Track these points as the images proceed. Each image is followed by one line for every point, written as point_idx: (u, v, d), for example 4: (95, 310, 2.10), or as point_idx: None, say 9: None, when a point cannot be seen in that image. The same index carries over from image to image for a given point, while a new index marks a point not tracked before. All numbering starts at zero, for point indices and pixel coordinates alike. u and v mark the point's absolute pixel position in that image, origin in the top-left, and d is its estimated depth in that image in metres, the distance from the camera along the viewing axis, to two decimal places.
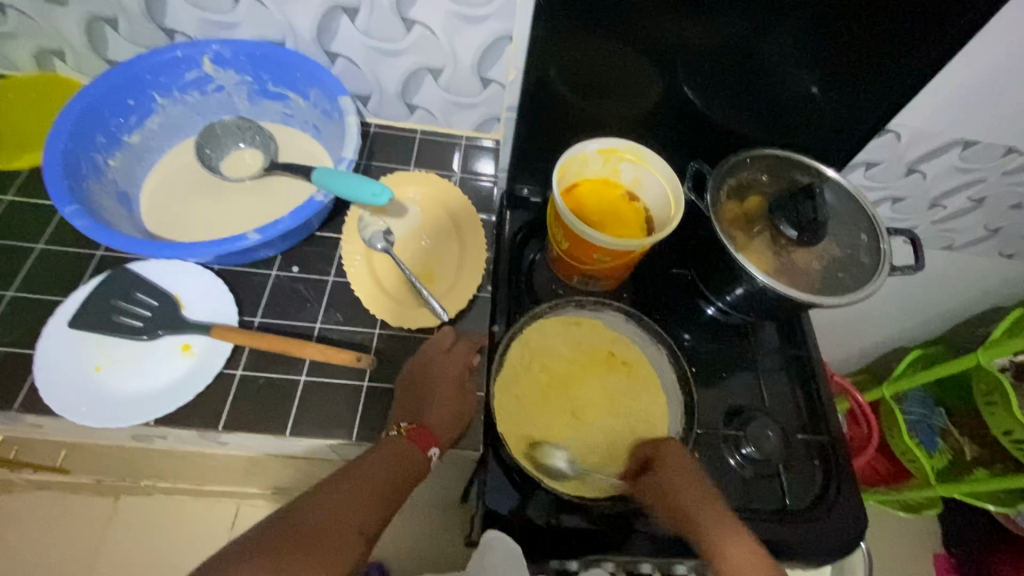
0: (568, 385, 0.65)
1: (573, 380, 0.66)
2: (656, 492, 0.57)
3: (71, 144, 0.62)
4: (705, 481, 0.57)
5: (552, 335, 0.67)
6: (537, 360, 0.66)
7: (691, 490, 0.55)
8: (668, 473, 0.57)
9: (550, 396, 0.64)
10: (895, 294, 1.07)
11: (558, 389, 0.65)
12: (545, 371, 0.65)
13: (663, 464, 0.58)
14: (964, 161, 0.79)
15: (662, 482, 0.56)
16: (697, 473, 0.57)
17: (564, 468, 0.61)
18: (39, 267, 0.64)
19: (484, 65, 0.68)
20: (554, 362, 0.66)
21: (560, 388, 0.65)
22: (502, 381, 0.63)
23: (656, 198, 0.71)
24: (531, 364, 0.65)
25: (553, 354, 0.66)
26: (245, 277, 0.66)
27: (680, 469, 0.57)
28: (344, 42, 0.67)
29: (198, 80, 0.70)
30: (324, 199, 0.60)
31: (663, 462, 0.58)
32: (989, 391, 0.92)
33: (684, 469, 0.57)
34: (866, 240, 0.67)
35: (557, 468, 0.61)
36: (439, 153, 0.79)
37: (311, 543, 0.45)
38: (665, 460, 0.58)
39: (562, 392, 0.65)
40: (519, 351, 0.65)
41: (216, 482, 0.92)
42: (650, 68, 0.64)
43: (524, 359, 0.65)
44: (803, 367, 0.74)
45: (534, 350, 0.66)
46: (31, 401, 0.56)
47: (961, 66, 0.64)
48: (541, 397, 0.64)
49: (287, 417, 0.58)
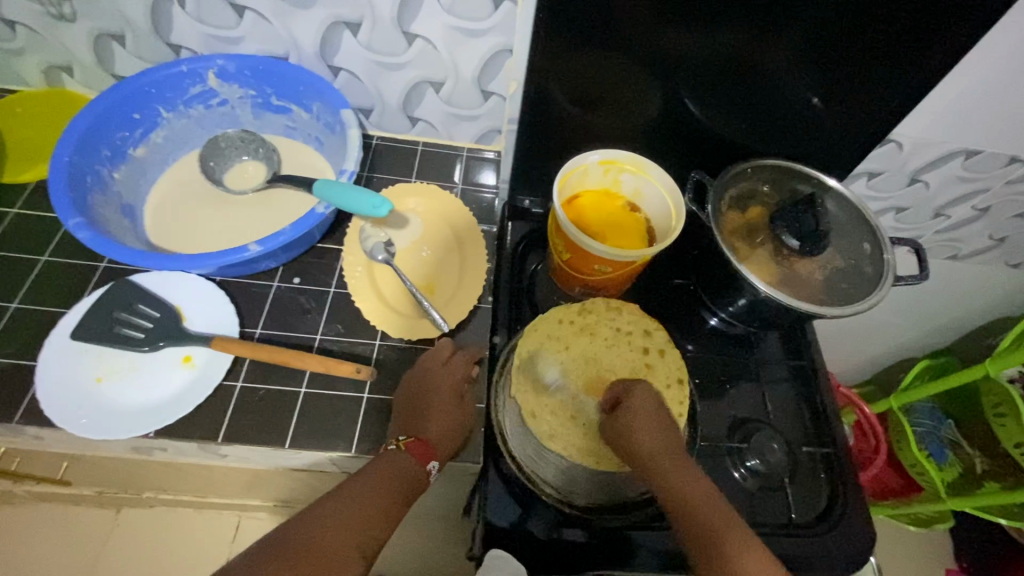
0: (609, 352, 0.60)
1: (615, 350, 0.60)
2: (618, 429, 0.54)
3: (76, 157, 0.62)
4: (660, 422, 0.54)
5: (578, 315, 0.66)
6: (586, 325, 0.61)
7: (641, 430, 0.53)
8: (629, 417, 0.54)
9: (592, 364, 0.59)
10: (900, 303, 1.06)
11: None
12: (591, 337, 0.60)
13: (625, 406, 0.54)
14: (967, 170, 0.79)
15: (624, 422, 0.53)
16: (647, 419, 0.54)
17: (602, 465, 0.59)
18: (42, 279, 0.64)
19: (484, 78, 0.69)
20: (601, 329, 0.61)
21: (601, 354, 0.60)
22: (508, 366, 0.63)
23: (656, 207, 0.71)
24: (564, 328, 0.65)
25: (591, 328, 0.65)
26: (245, 289, 0.66)
27: (643, 413, 0.54)
28: (347, 56, 0.68)
29: (202, 94, 0.71)
30: (325, 211, 0.60)
31: (623, 411, 0.54)
32: (998, 402, 0.91)
33: (643, 414, 0.54)
34: (869, 250, 0.66)
35: (593, 466, 0.59)
36: (441, 164, 0.79)
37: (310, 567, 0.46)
38: (632, 400, 0.55)
39: (605, 362, 0.59)
40: (548, 327, 0.65)
41: (217, 494, 0.91)
42: (650, 78, 0.64)
43: (567, 324, 0.61)
44: (808, 377, 0.74)
45: (566, 323, 0.65)
46: (32, 413, 0.56)
47: (961, 75, 0.64)
48: (585, 367, 0.59)
49: (287, 429, 0.58)
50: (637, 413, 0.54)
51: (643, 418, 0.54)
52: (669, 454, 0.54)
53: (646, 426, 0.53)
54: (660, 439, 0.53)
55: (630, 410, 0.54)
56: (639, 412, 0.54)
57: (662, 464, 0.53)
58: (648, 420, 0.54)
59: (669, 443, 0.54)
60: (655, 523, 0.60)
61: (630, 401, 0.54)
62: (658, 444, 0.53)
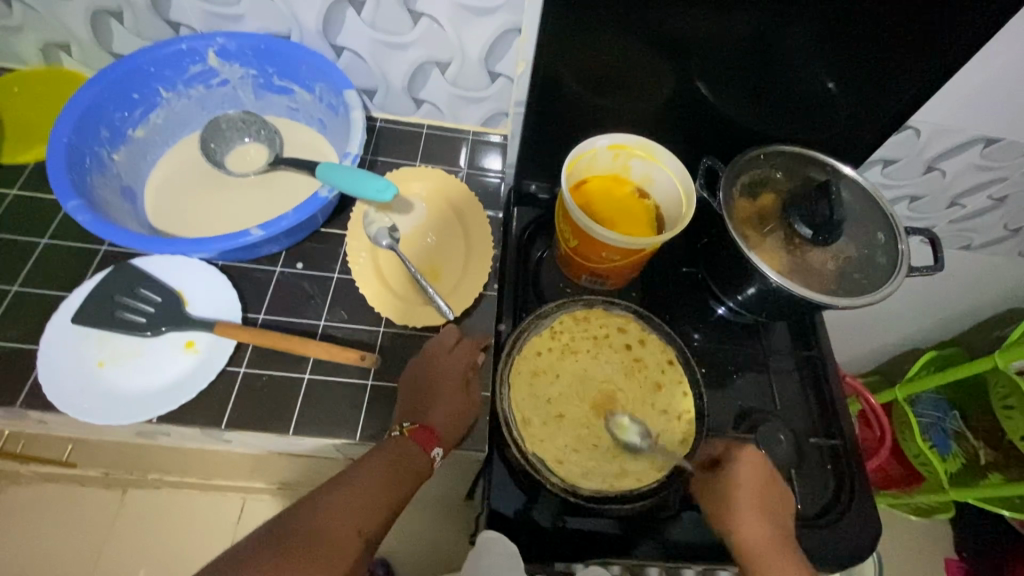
0: (595, 362, 0.65)
1: (599, 356, 0.65)
2: (723, 494, 0.57)
3: (75, 138, 0.61)
4: (770, 497, 0.57)
5: (567, 327, 0.67)
6: (564, 348, 0.65)
7: (750, 504, 0.55)
8: (737, 488, 0.56)
9: (587, 377, 0.64)
10: (910, 293, 1.05)
11: (588, 369, 0.65)
12: (573, 357, 0.65)
13: (735, 471, 0.57)
14: (985, 159, 0.77)
15: (730, 487, 0.56)
16: (759, 494, 0.56)
17: (635, 466, 0.60)
18: (42, 262, 0.63)
19: (491, 59, 0.67)
20: (580, 344, 0.66)
21: (589, 367, 0.64)
22: (514, 399, 0.61)
23: (666, 194, 0.69)
24: (554, 343, 0.65)
25: (584, 337, 0.66)
26: (248, 274, 0.65)
27: (756, 486, 0.57)
28: (351, 35, 0.66)
29: (203, 73, 0.69)
30: (328, 194, 0.60)
31: (730, 477, 0.57)
32: (1007, 394, 0.89)
33: (752, 488, 0.56)
34: (883, 240, 0.65)
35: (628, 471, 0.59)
36: (445, 148, 0.77)
37: (323, 560, 0.45)
38: (740, 469, 0.57)
39: (594, 373, 0.64)
40: (540, 347, 0.65)
41: (222, 477, 0.91)
42: (663, 60, 0.62)
43: (546, 353, 0.65)
44: (816, 369, 0.73)
45: (556, 339, 0.66)
46: (34, 397, 0.56)
47: (987, 59, 0.62)
48: (579, 384, 0.64)
49: (290, 416, 0.58)
50: (749, 484, 0.56)
51: (754, 490, 0.56)
52: (771, 534, 0.55)
53: (760, 499, 0.56)
54: (762, 516, 0.55)
55: (743, 478, 0.57)
56: (753, 484, 0.57)
57: (764, 547, 0.54)
58: (764, 494, 0.57)
59: (782, 520, 0.56)
60: (660, 512, 0.60)
61: (744, 470, 0.57)
62: (765, 518, 0.55)
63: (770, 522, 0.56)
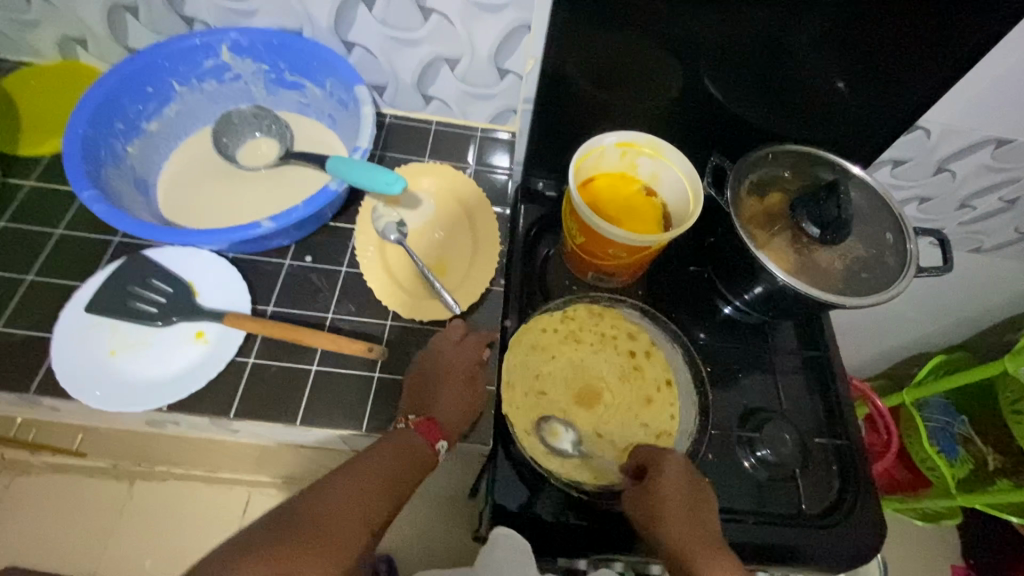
0: (595, 357, 0.65)
1: (601, 353, 0.65)
2: (647, 504, 0.53)
3: (90, 130, 0.62)
4: (699, 502, 0.54)
5: (580, 316, 0.66)
6: (569, 332, 0.65)
7: (675, 511, 0.52)
8: (660, 493, 0.53)
9: (582, 368, 0.64)
10: (919, 295, 1.04)
11: (587, 359, 0.64)
12: (576, 345, 0.65)
13: (657, 478, 0.54)
14: (996, 160, 0.76)
15: (654, 494, 0.54)
16: (688, 497, 0.54)
17: (604, 465, 0.59)
18: (57, 252, 0.64)
19: (500, 56, 0.68)
20: (586, 335, 0.65)
21: (587, 359, 0.64)
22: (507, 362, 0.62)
23: (674, 193, 0.69)
24: (563, 333, 0.65)
25: (591, 333, 0.66)
26: (258, 267, 0.66)
27: (680, 489, 0.54)
28: (362, 31, 0.67)
29: (216, 68, 0.70)
30: (338, 187, 0.60)
31: (653, 483, 0.54)
32: (1016, 398, 0.88)
33: (678, 490, 0.54)
34: (892, 240, 0.65)
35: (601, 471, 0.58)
36: (453, 144, 0.78)
37: (332, 542, 0.46)
38: (661, 471, 0.55)
39: (593, 366, 0.64)
40: (548, 326, 0.65)
41: (228, 470, 0.92)
42: (672, 58, 0.62)
43: (552, 333, 0.65)
44: (823, 369, 0.72)
45: (565, 323, 0.66)
46: (48, 384, 0.57)
47: (998, 59, 0.62)
48: (572, 372, 0.64)
49: (298, 407, 0.58)
50: (670, 487, 0.54)
51: (678, 493, 0.54)
52: (696, 536, 0.51)
53: (681, 501, 0.53)
54: (690, 521, 0.52)
55: (662, 482, 0.54)
56: (678, 486, 0.54)
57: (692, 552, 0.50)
58: (685, 494, 0.54)
59: (712, 525, 0.53)
60: None
61: (664, 473, 0.55)
62: (688, 522, 0.52)
63: (699, 527, 0.52)
